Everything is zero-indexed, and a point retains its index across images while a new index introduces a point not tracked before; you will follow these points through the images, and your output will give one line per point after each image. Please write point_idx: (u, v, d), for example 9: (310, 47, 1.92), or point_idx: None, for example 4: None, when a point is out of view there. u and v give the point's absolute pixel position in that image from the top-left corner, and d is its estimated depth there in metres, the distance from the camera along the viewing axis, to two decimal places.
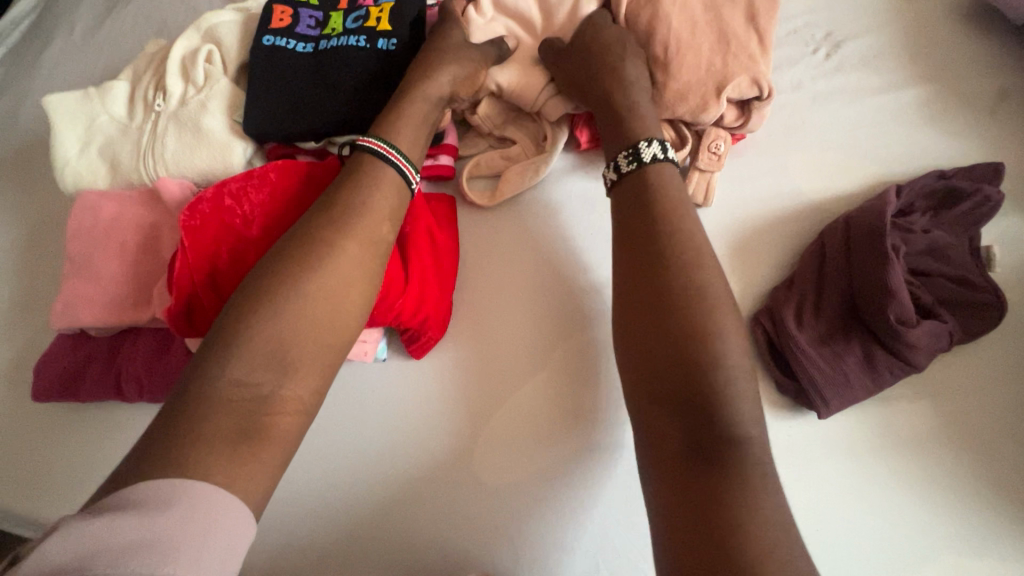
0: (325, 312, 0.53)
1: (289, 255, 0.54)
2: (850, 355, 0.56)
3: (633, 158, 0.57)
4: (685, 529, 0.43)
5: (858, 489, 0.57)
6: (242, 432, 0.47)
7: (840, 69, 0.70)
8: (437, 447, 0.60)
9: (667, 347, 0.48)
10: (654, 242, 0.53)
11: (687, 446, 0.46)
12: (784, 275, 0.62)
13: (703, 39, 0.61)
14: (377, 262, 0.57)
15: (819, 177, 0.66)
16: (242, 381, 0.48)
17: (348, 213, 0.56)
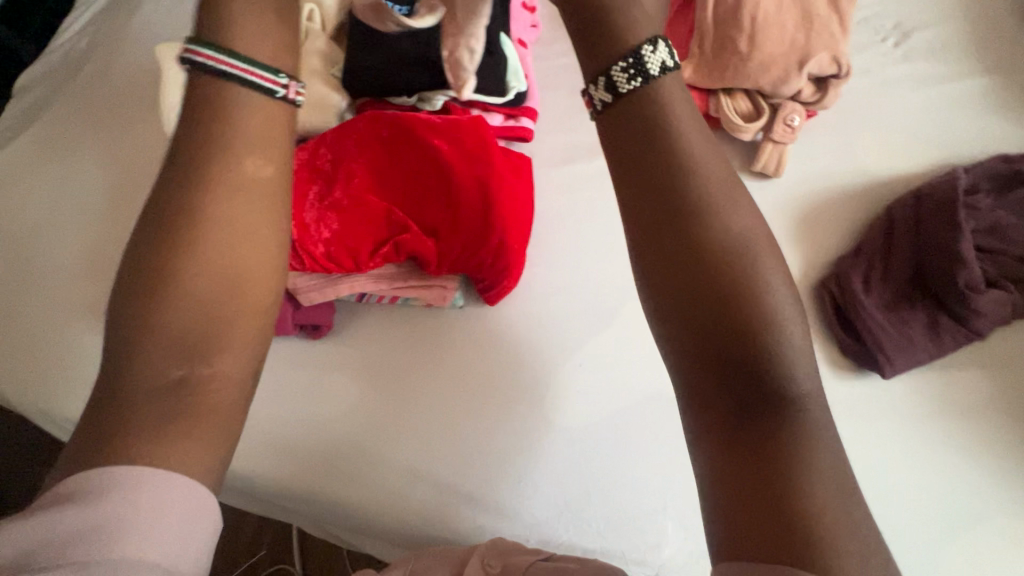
0: (224, 274, 0.40)
1: (161, 221, 0.39)
2: (915, 320, 0.60)
3: (636, 70, 0.38)
4: (736, 503, 0.33)
5: (918, 450, 0.58)
6: (166, 417, 0.36)
7: (908, 58, 0.73)
8: (516, 387, 0.65)
9: (711, 305, 0.35)
10: (670, 172, 0.37)
11: (734, 409, 0.35)
12: (851, 245, 0.65)
13: (787, 17, 0.65)
14: (268, 212, 0.42)
15: (884, 158, 0.69)
16: (147, 370, 0.37)
17: (211, 160, 0.41)
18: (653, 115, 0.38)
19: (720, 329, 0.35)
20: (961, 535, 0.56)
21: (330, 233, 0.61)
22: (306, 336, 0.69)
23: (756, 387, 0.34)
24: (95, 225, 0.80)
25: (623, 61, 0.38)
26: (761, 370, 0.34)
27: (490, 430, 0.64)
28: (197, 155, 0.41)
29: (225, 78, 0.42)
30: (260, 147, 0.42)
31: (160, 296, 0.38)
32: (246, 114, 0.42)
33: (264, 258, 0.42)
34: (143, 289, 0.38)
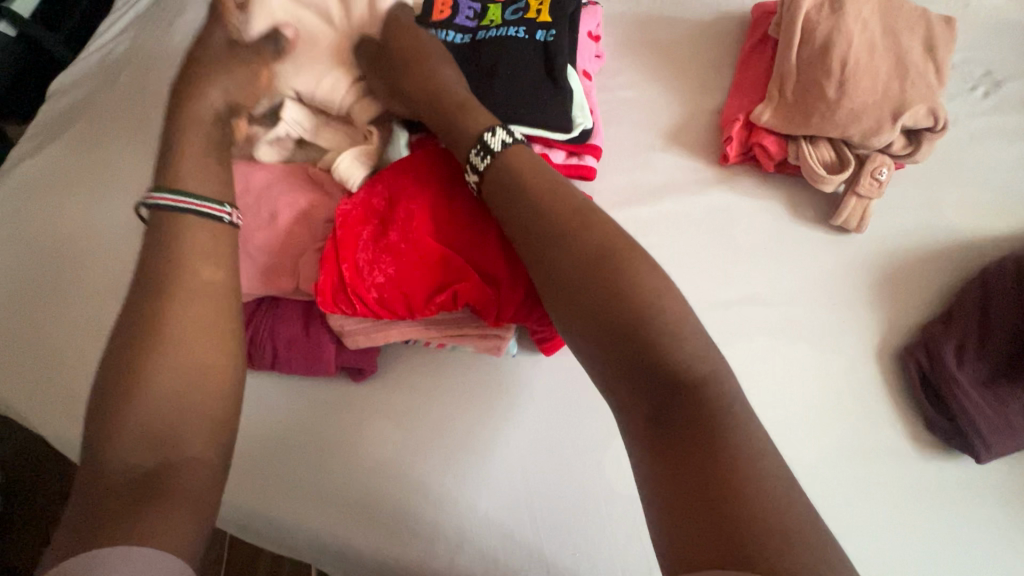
0: (194, 368, 0.48)
1: (128, 334, 0.48)
2: (1013, 402, 0.55)
3: (486, 152, 0.55)
4: (673, 499, 0.38)
5: (1016, 541, 0.53)
6: (137, 500, 0.42)
7: (999, 109, 0.69)
8: (570, 442, 0.62)
9: (607, 315, 0.44)
10: (536, 207, 0.50)
11: (653, 410, 0.42)
12: (939, 310, 0.61)
13: (880, 63, 0.61)
14: (226, 303, 0.51)
15: (974, 216, 0.64)
16: (121, 464, 0.43)
17: (170, 277, 0.50)
18: (508, 168, 0.53)
19: (628, 345, 0.43)
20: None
21: (386, 276, 0.57)
22: (348, 377, 0.66)
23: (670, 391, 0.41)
24: (126, 242, 0.77)
25: (476, 150, 0.56)
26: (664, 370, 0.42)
27: (540, 487, 0.60)
28: (159, 270, 0.50)
29: (180, 208, 0.53)
30: (210, 257, 0.52)
31: (133, 389, 0.45)
32: (196, 234, 0.52)
33: (224, 344, 0.50)
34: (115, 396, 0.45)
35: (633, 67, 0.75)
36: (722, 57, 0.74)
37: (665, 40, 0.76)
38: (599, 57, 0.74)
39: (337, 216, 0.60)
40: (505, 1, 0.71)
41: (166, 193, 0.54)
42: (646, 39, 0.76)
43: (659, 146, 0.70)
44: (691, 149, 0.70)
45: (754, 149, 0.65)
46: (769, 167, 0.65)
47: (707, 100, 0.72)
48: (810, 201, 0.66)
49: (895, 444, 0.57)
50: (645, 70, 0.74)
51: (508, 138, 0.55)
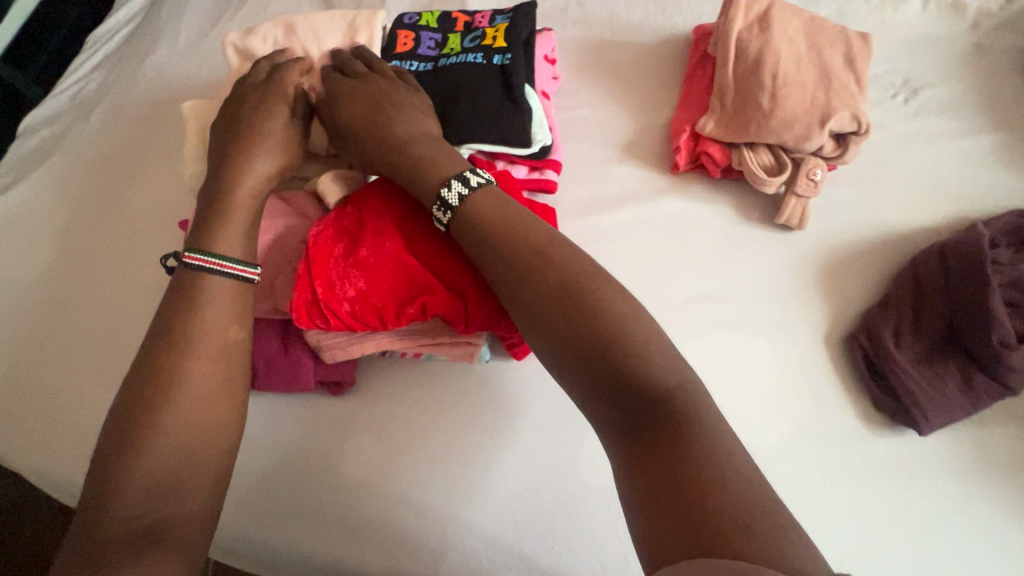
0: (197, 431, 0.51)
1: (142, 384, 0.51)
2: (949, 377, 0.59)
3: (445, 209, 0.57)
4: (653, 503, 0.41)
5: (962, 507, 0.57)
6: (135, 552, 0.46)
7: (919, 113, 0.75)
8: (545, 449, 0.64)
9: (576, 339, 0.47)
10: (505, 240, 0.54)
11: (624, 420, 0.45)
12: (878, 297, 0.65)
13: (807, 75, 0.68)
14: (234, 367, 0.55)
15: (905, 211, 0.70)
16: (121, 516, 0.47)
17: (186, 332, 0.53)
18: (473, 208, 0.56)
19: (606, 373, 0.46)
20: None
21: (356, 292, 0.59)
22: (327, 393, 0.68)
23: (641, 402, 0.44)
24: (105, 274, 0.78)
25: (435, 208, 0.58)
26: (633, 383, 0.45)
27: (521, 490, 0.62)
28: (178, 324, 0.54)
29: (218, 273, 0.56)
30: (228, 318, 0.56)
31: (142, 443, 0.49)
32: (217, 292, 0.56)
33: (229, 407, 0.54)
34: (125, 441, 0.49)
35: (588, 87, 0.80)
36: (668, 75, 0.80)
37: (616, 62, 0.82)
38: (556, 78, 0.79)
39: (309, 237, 0.62)
40: (464, 29, 0.75)
41: (204, 256, 0.56)
42: (598, 62, 0.82)
43: (616, 159, 0.75)
44: (646, 161, 0.74)
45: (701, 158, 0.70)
46: (716, 173, 0.70)
47: (658, 115, 0.77)
48: (755, 204, 0.71)
49: (849, 426, 0.61)
50: (599, 90, 0.80)
51: (464, 191, 0.57)
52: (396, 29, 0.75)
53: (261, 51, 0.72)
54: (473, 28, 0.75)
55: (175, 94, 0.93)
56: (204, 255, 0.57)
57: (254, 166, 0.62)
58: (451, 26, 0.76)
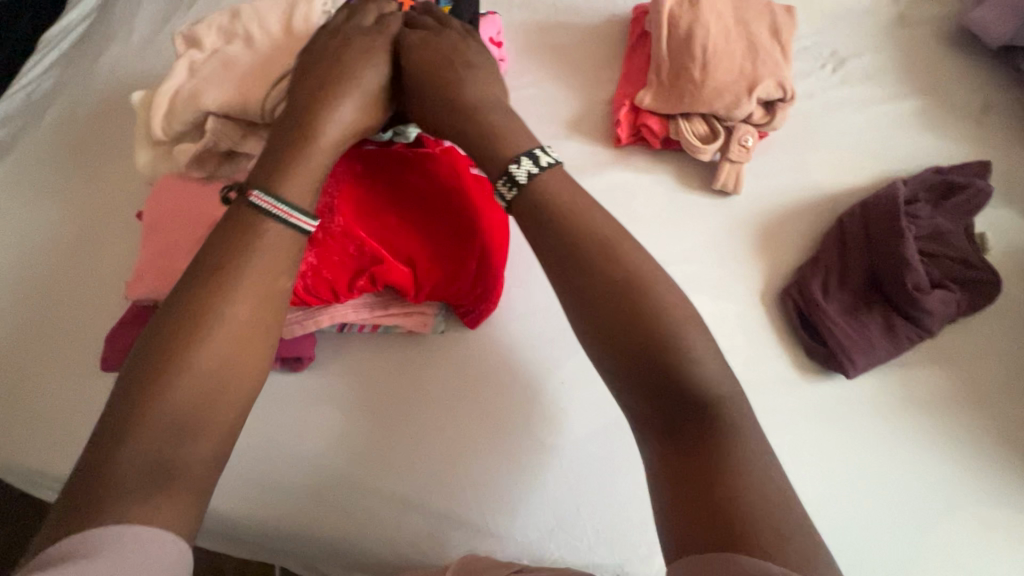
0: (224, 369, 0.49)
1: (182, 313, 0.49)
2: (873, 323, 0.63)
3: (510, 183, 0.55)
4: (679, 490, 0.42)
5: (885, 442, 0.62)
6: (142, 492, 0.42)
7: (846, 82, 0.80)
8: (501, 419, 0.64)
9: (625, 332, 0.47)
10: (559, 225, 0.52)
11: (665, 420, 0.45)
12: (808, 255, 0.69)
13: (735, 47, 0.71)
14: (276, 312, 0.53)
15: (833, 173, 0.74)
16: (134, 449, 0.43)
17: (234, 266, 0.52)
18: (537, 190, 0.54)
19: (654, 371, 0.45)
20: (934, 534, 0.59)
21: (307, 265, 0.61)
22: (289, 370, 0.68)
23: (678, 400, 0.45)
24: (63, 267, 0.79)
25: (500, 181, 0.56)
26: (675, 382, 0.45)
27: (476, 453, 0.63)
28: (226, 257, 0.52)
29: (278, 221, 0.54)
30: (280, 261, 0.54)
31: (168, 371, 0.47)
32: (273, 237, 0.54)
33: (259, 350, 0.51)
34: (154, 368, 0.47)
35: (535, 68, 0.83)
36: (610, 53, 0.83)
37: (559, 42, 0.85)
38: (501, 60, 0.82)
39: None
40: None
41: (266, 197, 0.55)
42: (542, 43, 0.85)
43: (561, 135, 0.78)
44: (590, 135, 0.77)
45: (641, 130, 0.74)
46: (655, 144, 0.74)
47: (601, 91, 0.81)
48: (694, 172, 0.75)
49: (785, 375, 0.64)
50: (544, 69, 0.83)
51: (534, 169, 0.55)
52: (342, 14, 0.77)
53: (209, 39, 0.73)
54: None
55: (129, 90, 0.94)
56: (273, 198, 0.55)
57: (340, 115, 0.61)
58: None
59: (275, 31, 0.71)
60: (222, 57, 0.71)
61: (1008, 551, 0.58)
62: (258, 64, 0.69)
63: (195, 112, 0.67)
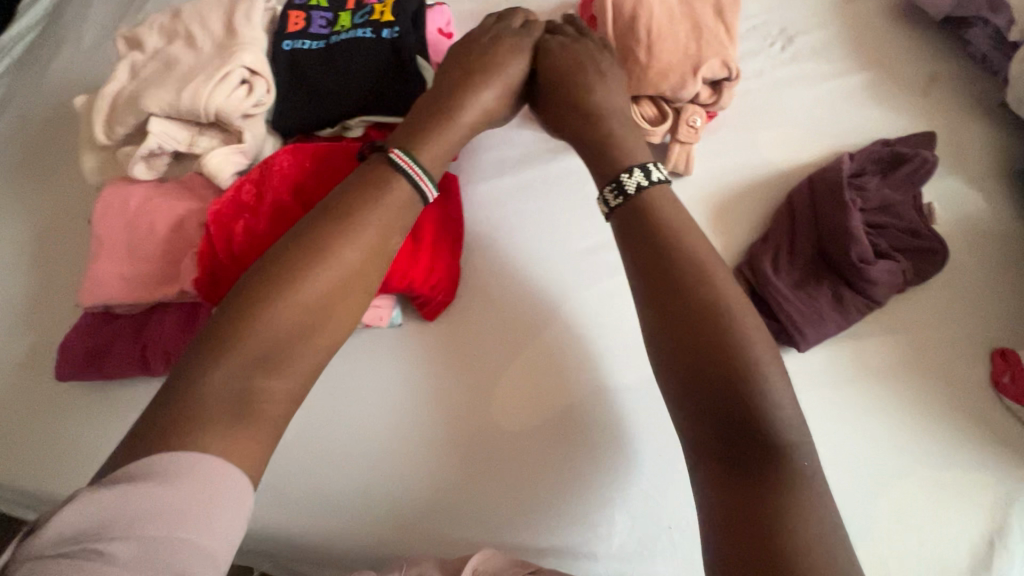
0: (317, 310, 0.53)
1: (296, 247, 0.54)
2: (822, 296, 0.64)
3: (619, 192, 0.59)
4: (725, 507, 0.46)
5: (840, 413, 0.63)
6: (229, 414, 0.47)
7: (795, 59, 0.80)
8: (462, 415, 0.63)
9: (703, 365, 0.49)
10: (659, 241, 0.56)
11: (726, 447, 0.48)
12: (760, 232, 0.70)
13: (679, 28, 0.72)
14: (375, 268, 0.56)
15: (785, 150, 0.74)
16: (228, 367, 0.48)
17: (350, 213, 0.56)
18: (641, 207, 0.58)
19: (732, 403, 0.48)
20: (891, 499, 0.60)
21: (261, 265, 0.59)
22: None
23: (743, 439, 0.47)
24: (16, 278, 0.77)
25: (610, 188, 0.60)
26: (744, 418, 0.47)
27: (422, 453, 0.62)
28: (349, 204, 0.57)
29: (403, 173, 0.60)
30: (391, 218, 0.58)
31: (267, 298, 0.51)
32: (394, 191, 0.58)
33: (352, 298, 0.55)
34: (262, 293, 0.51)
35: None
36: None
37: None
38: None
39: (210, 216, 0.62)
40: (354, 6, 0.77)
41: (405, 155, 0.60)
42: None
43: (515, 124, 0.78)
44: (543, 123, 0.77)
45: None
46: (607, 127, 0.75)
47: None
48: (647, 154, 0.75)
49: None
50: None
51: (643, 180, 0.59)
52: (287, 10, 0.76)
53: (151, 40, 0.73)
54: (362, 4, 0.76)
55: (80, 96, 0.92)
56: (409, 159, 0.60)
57: (480, 106, 0.66)
58: (341, 3, 0.77)
59: (217, 28, 0.71)
60: (163, 57, 0.70)
61: (962, 512, 0.59)
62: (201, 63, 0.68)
63: (134, 114, 0.66)
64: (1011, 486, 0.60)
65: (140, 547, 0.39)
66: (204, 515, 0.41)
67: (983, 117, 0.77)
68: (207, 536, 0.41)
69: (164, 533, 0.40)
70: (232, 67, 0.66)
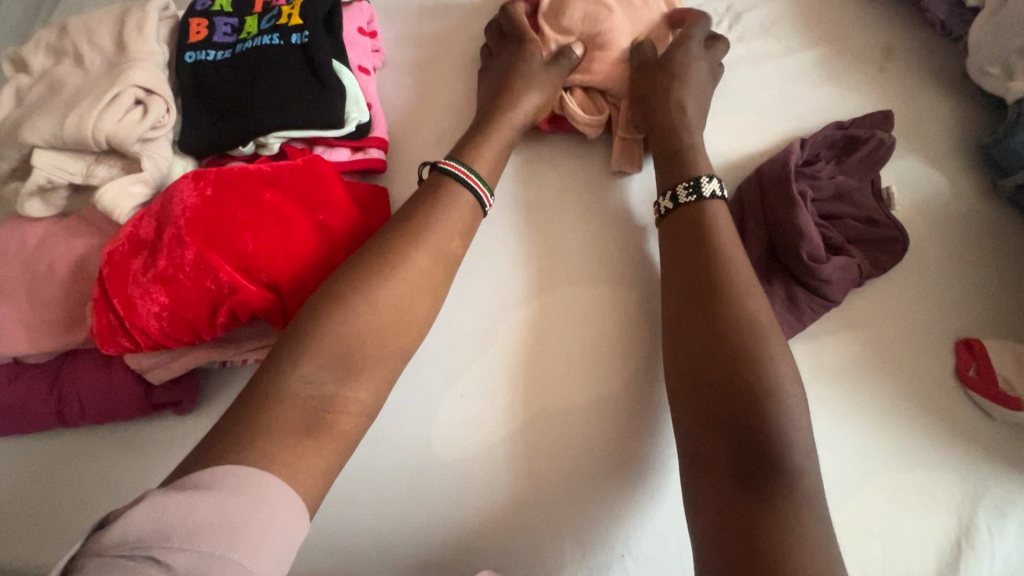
0: (392, 318, 0.53)
1: (373, 252, 0.55)
2: (774, 297, 0.60)
3: (693, 190, 0.60)
4: (723, 533, 0.45)
5: None
6: (303, 431, 0.47)
7: (743, 38, 0.75)
8: (409, 447, 0.59)
9: (724, 388, 0.50)
10: (717, 243, 0.57)
11: (741, 471, 0.47)
12: None
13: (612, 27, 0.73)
14: (441, 274, 0.58)
15: (734, 140, 0.70)
16: (307, 377, 0.49)
17: (425, 222, 0.58)
18: (700, 213, 0.59)
19: (745, 420, 0.48)
20: (862, 505, 0.57)
21: (161, 307, 0.55)
22: (172, 414, 0.62)
23: (751, 467, 0.46)
24: None
25: (686, 186, 0.60)
26: (757, 440, 0.47)
27: (350, 490, 0.58)
28: (424, 213, 0.59)
29: (461, 184, 0.61)
30: (459, 225, 0.60)
31: (342, 304, 0.52)
32: (464, 203, 0.61)
33: (423, 307, 0.56)
34: (337, 298, 0.52)
35: (414, 54, 0.77)
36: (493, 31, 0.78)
37: (437, 23, 0.78)
38: (376, 50, 0.76)
39: (105, 257, 0.57)
40: (261, 9, 0.71)
41: (457, 166, 0.62)
42: (419, 25, 0.78)
43: (447, 127, 0.72)
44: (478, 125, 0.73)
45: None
46: (547, 128, 0.72)
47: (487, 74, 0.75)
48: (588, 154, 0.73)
49: None
50: (424, 55, 0.77)
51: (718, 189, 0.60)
52: (188, 18, 0.71)
53: (37, 60, 0.66)
54: (270, 6, 0.71)
55: None
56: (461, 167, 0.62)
57: (526, 111, 0.68)
58: (248, 7, 0.71)
59: (108, 44, 0.65)
60: (50, 80, 0.64)
61: (937, 512, 0.57)
62: (91, 83, 0.63)
63: (19, 145, 0.61)
64: (977, 484, 0.58)
65: (198, 562, 0.38)
66: (261, 538, 0.41)
67: (943, 90, 0.72)
68: (263, 562, 0.40)
69: (222, 551, 0.39)
70: (123, 87, 0.61)
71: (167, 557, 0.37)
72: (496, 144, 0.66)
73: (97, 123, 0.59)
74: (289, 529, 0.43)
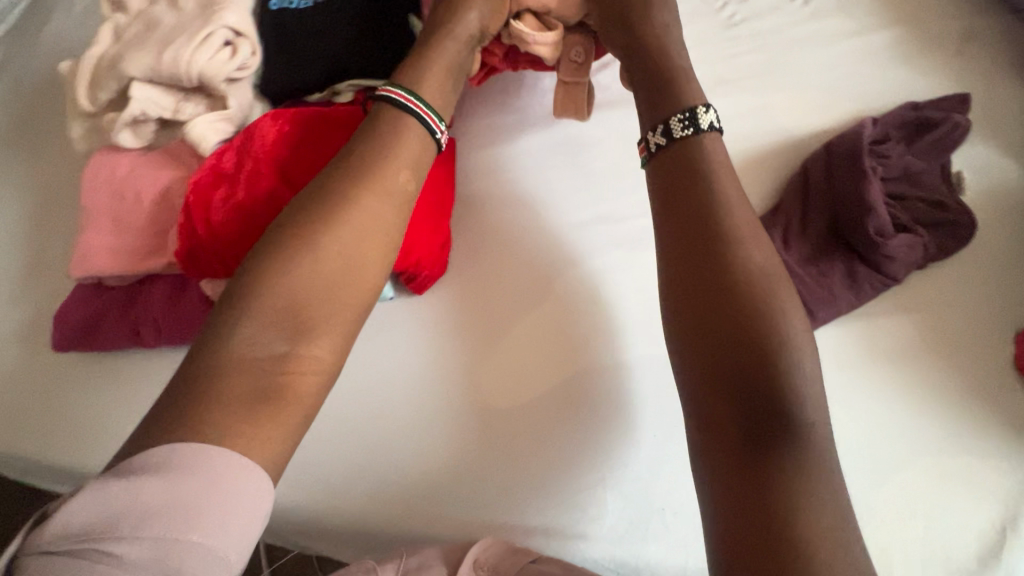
0: (339, 270, 0.53)
1: (319, 203, 0.55)
2: (834, 272, 0.61)
3: (690, 124, 0.57)
4: (729, 494, 0.45)
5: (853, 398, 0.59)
6: (259, 396, 0.48)
7: (817, 14, 0.74)
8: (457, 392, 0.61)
9: (727, 337, 0.49)
10: (706, 186, 0.55)
11: (750, 419, 0.46)
12: (772, 203, 0.66)
13: None
14: (397, 220, 0.57)
15: (802, 115, 0.69)
16: (253, 342, 0.49)
17: (378, 164, 0.57)
18: (686, 154, 0.57)
19: (741, 374, 0.47)
20: (911, 486, 0.57)
21: (241, 235, 0.59)
22: None
23: (765, 418, 0.46)
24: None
25: (681, 116, 0.57)
26: (762, 386, 0.46)
27: (402, 429, 0.60)
28: (370, 155, 0.58)
29: (406, 109, 0.61)
30: (406, 166, 0.59)
31: (288, 259, 0.52)
32: (416, 135, 0.60)
33: (380, 254, 0.56)
34: (279, 253, 0.52)
35: None
36: None
37: None
38: None
39: (190, 185, 0.61)
40: None
41: (400, 90, 0.61)
42: None
43: None
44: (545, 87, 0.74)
45: (485, 54, 0.72)
46: (501, 64, 0.72)
47: None
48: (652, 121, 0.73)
49: None
50: None
51: (716, 120, 0.57)
52: None
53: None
54: None
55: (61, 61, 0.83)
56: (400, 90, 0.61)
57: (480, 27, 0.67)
58: None
59: None
60: (146, 19, 0.68)
61: (988, 501, 0.56)
62: (183, 22, 0.66)
63: (115, 77, 0.64)
64: None
65: (151, 546, 0.40)
66: (219, 519, 0.42)
67: None
68: (222, 540, 0.42)
69: (176, 535, 0.41)
70: (216, 27, 0.64)
71: (113, 547, 0.39)
72: (446, 56, 0.65)
73: (192, 60, 0.62)
74: (252, 498, 0.45)
